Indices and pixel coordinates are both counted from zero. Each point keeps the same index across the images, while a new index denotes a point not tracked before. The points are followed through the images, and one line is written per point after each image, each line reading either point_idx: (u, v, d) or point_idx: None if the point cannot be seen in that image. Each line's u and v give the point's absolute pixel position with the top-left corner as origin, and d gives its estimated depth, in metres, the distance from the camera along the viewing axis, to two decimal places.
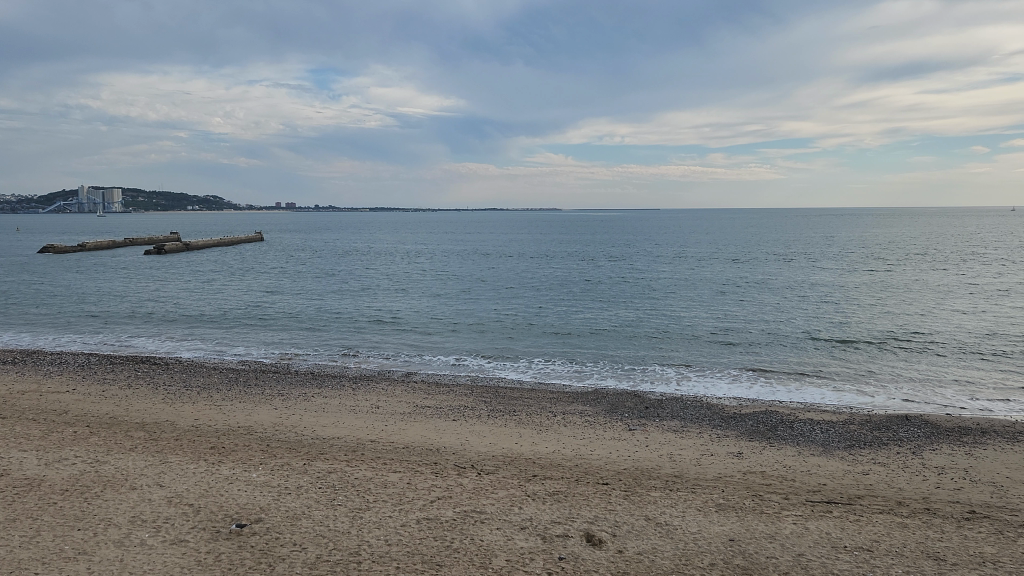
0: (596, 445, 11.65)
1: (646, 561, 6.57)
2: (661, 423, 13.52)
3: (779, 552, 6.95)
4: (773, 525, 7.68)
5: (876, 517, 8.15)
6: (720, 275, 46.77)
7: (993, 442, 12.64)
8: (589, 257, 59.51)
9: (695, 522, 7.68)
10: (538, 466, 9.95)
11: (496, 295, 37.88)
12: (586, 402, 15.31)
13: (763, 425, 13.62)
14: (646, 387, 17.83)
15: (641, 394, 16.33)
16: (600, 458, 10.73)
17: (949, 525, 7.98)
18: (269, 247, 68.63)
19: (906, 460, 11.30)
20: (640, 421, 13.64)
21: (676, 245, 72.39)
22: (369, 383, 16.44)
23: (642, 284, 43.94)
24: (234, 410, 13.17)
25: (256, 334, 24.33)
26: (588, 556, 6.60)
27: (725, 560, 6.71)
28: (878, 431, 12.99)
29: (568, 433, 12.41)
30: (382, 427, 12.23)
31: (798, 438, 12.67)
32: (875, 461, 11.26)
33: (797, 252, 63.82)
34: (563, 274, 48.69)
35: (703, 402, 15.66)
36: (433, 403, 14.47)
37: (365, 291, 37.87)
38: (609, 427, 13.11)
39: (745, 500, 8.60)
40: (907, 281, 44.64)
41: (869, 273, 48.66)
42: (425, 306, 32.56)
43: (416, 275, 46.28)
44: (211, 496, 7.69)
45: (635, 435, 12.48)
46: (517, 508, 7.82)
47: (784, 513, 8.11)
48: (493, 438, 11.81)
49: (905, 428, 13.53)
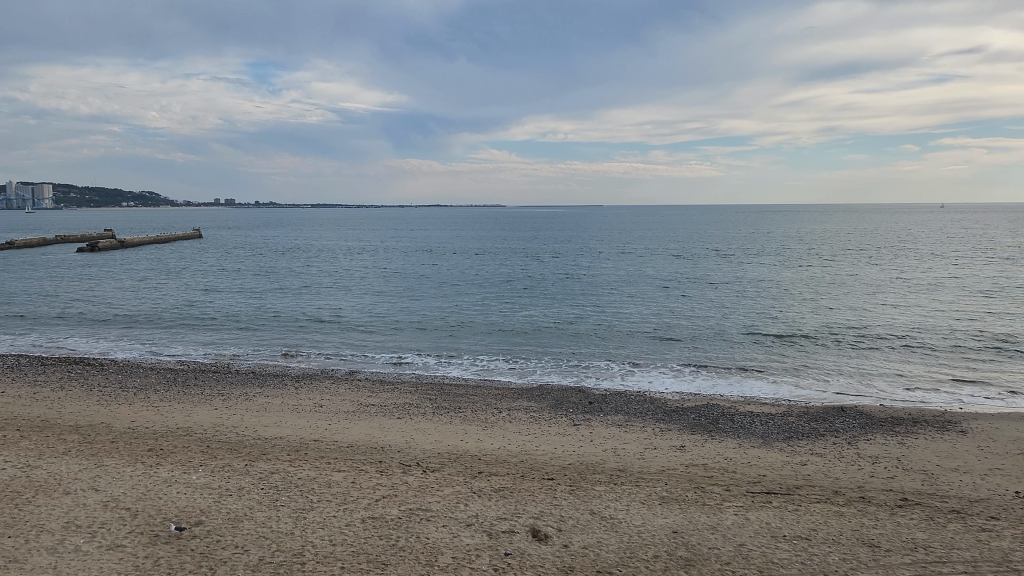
0: (541, 440, 11.65)
1: (591, 555, 6.59)
2: (605, 418, 13.60)
3: (722, 542, 7.02)
4: (715, 516, 7.76)
5: (814, 506, 8.30)
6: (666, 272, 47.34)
7: (925, 431, 13.03)
8: (536, 254, 59.64)
9: (639, 514, 7.72)
10: (483, 462, 9.90)
11: (444, 292, 37.73)
12: (532, 398, 15.32)
13: (705, 418, 13.81)
14: (591, 382, 17.93)
15: (586, 390, 16.43)
16: (545, 453, 10.72)
17: (883, 512, 8.17)
18: (212, 244, 67.23)
19: (842, 450, 11.56)
20: (585, 416, 13.71)
21: (623, 241, 72.93)
22: (312, 382, 16.19)
23: (589, 280, 44.22)
24: (173, 411, 12.84)
25: (197, 333, 23.78)
26: (534, 552, 6.59)
27: (669, 552, 6.74)
28: (815, 423, 13.27)
29: (512, 429, 12.37)
30: (325, 426, 12.03)
31: (739, 430, 12.88)
32: (813, 451, 11.46)
33: (740, 248, 64.80)
34: (512, 271, 48.75)
35: (647, 397, 15.81)
36: (377, 401, 14.33)
37: (311, 289, 37.35)
38: (554, 422, 13.13)
39: (688, 492, 8.69)
40: (846, 277, 45.76)
41: (810, 269, 49.76)
42: (371, 304, 32.27)
43: (363, 272, 45.84)
44: (148, 499, 7.45)
45: (580, 430, 12.53)
46: (463, 505, 7.75)
47: (727, 504, 8.20)
48: (438, 435, 11.73)
49: (842, 419, 13.86)
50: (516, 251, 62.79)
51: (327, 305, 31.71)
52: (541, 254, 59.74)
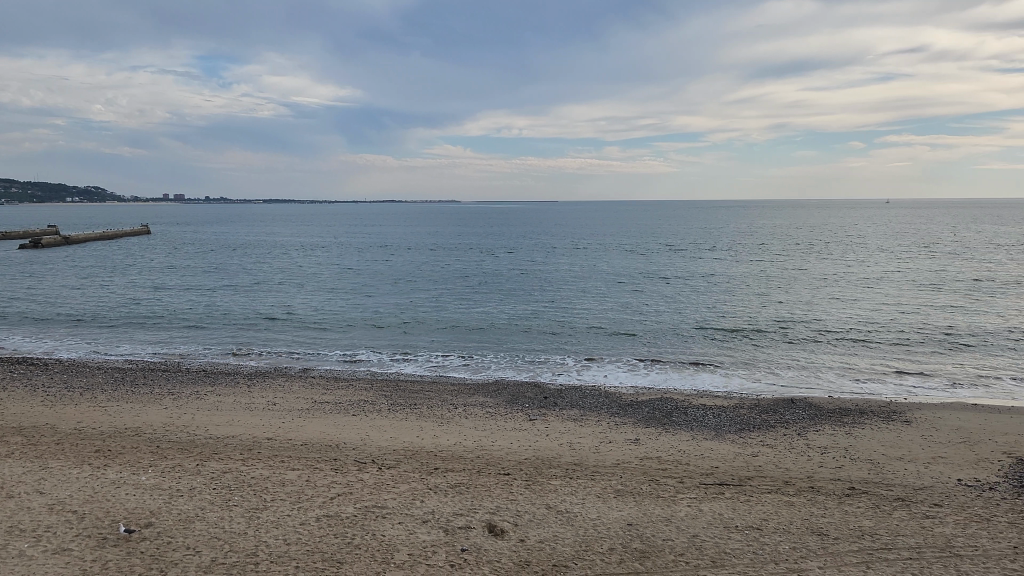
0: (497, 435, 11.65)
1: (548, 549, 6.62)
2: (561, 412, 13.66)
3: (675, 534, 7.08)
4: (669, 508, 7.83)
5: (765, 497, 8.43)
6: (621, 268, 47.74)
7: (871, 421, 13.34)
8: (493, 250, 59.62)
9: (594, 508, 7.76)
10: (439, 458, 9.86)
11: (400, 288, 37.50)
12: (487, 393, 15.32)
13: (658, 411, 13.95)
14: (546, 377, 18.00)
15: (541, 385, 16.48)
16: (500, 449, 10.72)
17: (831, 501, 8.33)
18: (162, 240, 65.86)
19: (792, 441, 11.77)
20: (540, 411, 13.75)
21: (578, 237, 73.30)
22: (265, 380, 15.97)
23: (546, 276, 44.38)
24: (121, 411, 12.55)
25: (146, 332, 23.28)
26: (491, 547, 6.59)
27: (623, 544, 6.78)
28: (765, 415, 13.51)
29: (468, 425, 12.35)
30: (278, 424, 11.88)
31: (692, 423, 13.04)
32: (764, 442, 11.66)
33: (694, 244, 65.64)
34: (468, 267, 48.68)
35: (601, 391, 15.92)
36: (332, 398, 14.19)
37: (264, 286, 36.82)
38: (509, 417, 13.14)
39: (643, 484, 8.77)
40: (796, 272, 46.68)
41: (762, 264, 50.62)
42: (326, 301, 31.94)
43: (318, 268, 45.35)
44: (96, 501, 7.28)
45: (536, 425, 12.57)
46: (419, 502, 7.70)
47: (680, 496, 8.28)
48: (393, 432, 11.66)
49: (791, 411, 14.13)
50: (473, 248, 62.70)
51: (281, 302, 31.29)
52: (499, 250, 59.72)
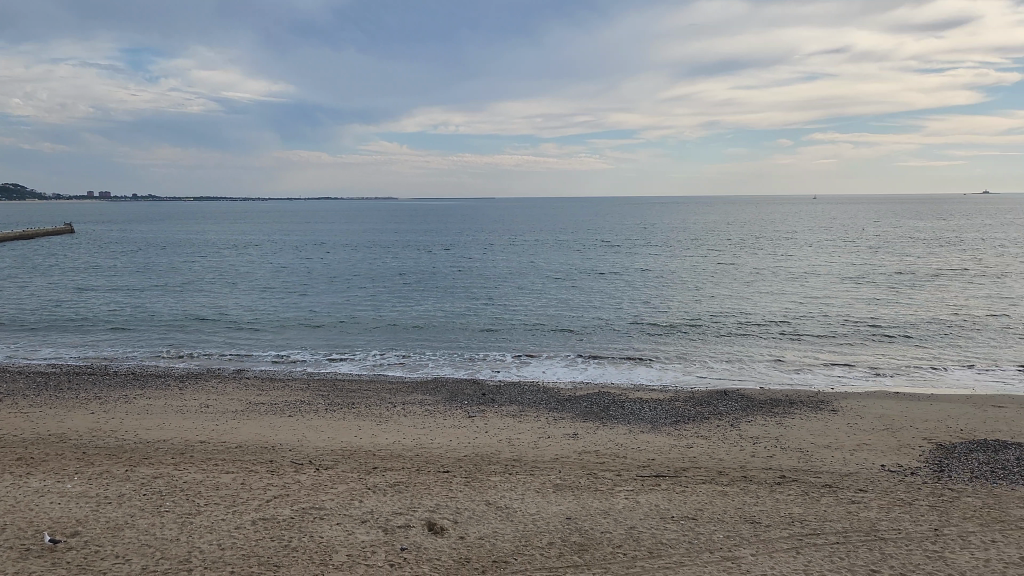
0: (436, 433, 11.61)
1: (487, 546, 6.62)
2: (499, 408, 13.70)
3: (613, 527, 7.12)
4: (607, 501, 7.91)
5: (700, 487, 8.60)
6: (559, 264, 48.14)
7: (801, 411, 13.75)
8: (431, 247, 59.41)
9: (533, 503, 7.79)
10: (378, 457, 9.78)
11: (337, 287, 37.07)
12: (426, 391, 15.27)
13: (596, 405, 14.11)
14: (485, 374, 18.03)
15: (480, 381, 16.51)
16: (440, 446, 10.68)
17: (763, 490, 8.41)
18: (87, 239, 63.69)
19: (725, 432, 12.03)
20: (479, 408, 13.76)
21: (517, 234, 73.58)
22: (198, 382, 15.62)
23: (485, 273, 44.44)
24: (45, 417, 12.13)
25: (72, 335, 22.52)
26: (430, 545, 6.58)
27: (562, 539, 6.82)
28: (700, 407, 13.79)
29: (407, 423, 12.29)
30: (211, 427, 11.62)
31: (628, 416, 13.23)
32: (699, 433, 11.89)
33: (631, 240, 66.57)
34: (407, 264, 48.42)
35: (540, 386, 16.03)
36: (267, 399, 13.97)
37: (196, 286, 35.96)
38: (448, 414, 13.12)
39: (581, 478, 8.85)
40: (730, 266, 47.74)
41: (696, 260, 51.65)
42: (261, 301, 31.38)
43: (253, 267, 44.50)
44: (18, 511, 7.02)
45: (475, 422, 12.58)
46: (357, 502, 7.62)
47: (618, 489, 8.38)
48: (331, 431, 11.53)
49: (725, 402, 14.46)
50: (411, 245, 62.28)
51: (214, 302, 30.61)
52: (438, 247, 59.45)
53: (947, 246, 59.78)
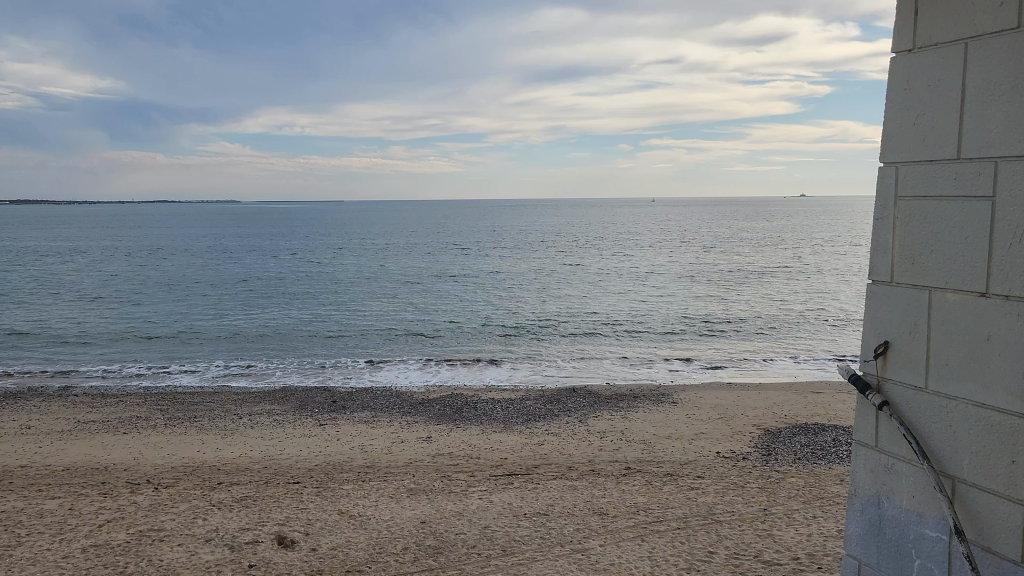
0: (286, 443, 11.31)
1: (340, 556, 6.37)
2: (351, 415, 13.51)
3: (467, 527, 7.12)
4: (461, 502, 7.95)
5: (550, 483, 8.85)
6: (412, 269, 48.01)
7: (643, 405, 14.44)
8: (279, 252, 57.60)
9: (387, 509, 7.71)
10: (223, 472, 9.41)
11: (177, 296, 35.24)
12: (274, 400, 14.82)
13: (449, 408, 14.22)
14: (337, 380, 17.72)
15: (331, 388, 16.21)
16: (290, 456, 10.40)
17: (610, 482, 8.88)
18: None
19: (574, 428, 12.44)
20: (330, 416, 13.52)
21: (368, 238, 72.63)
22: (18, 402, 14.42)
23: (337, 277, 43.60)
24: None
25: None
26: (280, 560, 6.28)
27: (417, 543, 6.69)
28: (549, 405, 14.19)
29: (254, 435, 11.89)
30: (34, 450, 10.76)
31: (481, 417, 13.42)
32: (548, 431, 12.24)
33: (483, 242, 67.31)
34: (253, 270, 46.73)
35: (392, 391, 15.94)
36: (99, 417, 13.11)
37: (15, 297, 33.11)
38: (298, 424, 12.80)
39: (435, 482, 8.89)
40: (578, 268, 49.30)
41: (546, 261, 52.98)
42: (91, 312, 29.35)
43: (81, 275, 41.51)
44: None
45: (326, 430, 12.34)
46: (201, 520, 7.27)
47: (471, 490, 8.47)
48: (171, 448, 10.98)
49: (573, 399, 14.96)
50: (258, 249, 60.08)
51: (37, 314, 28.32)
52: (286, 250, 57.59)
53: (775, 245, 64.46)
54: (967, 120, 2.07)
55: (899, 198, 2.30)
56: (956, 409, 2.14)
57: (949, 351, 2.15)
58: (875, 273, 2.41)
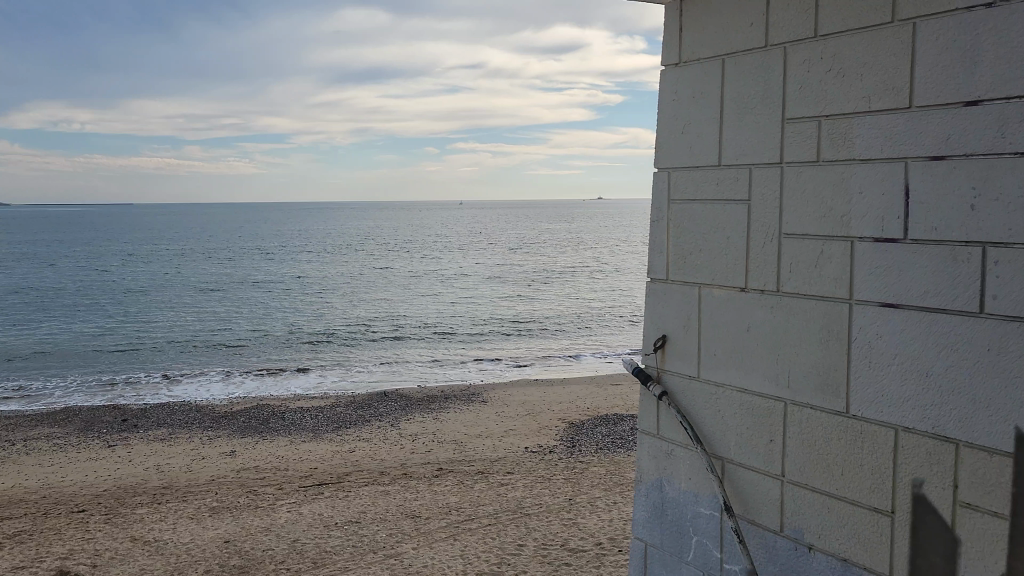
0: (67, 469, 10.34)
1: None
2: (143, 435, 12.55)
3: (274, 542, 6.85)
4: (267, 517, 7.63)
5: (363, 490, 8.70)
6: (212, 275, 45.55)
7: (455, 405, 14.61)
8: (59, 259, 52.55)
9: (186, 531, 7.24)
10: None
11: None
12: (52, 423, 13.47)
13: (254, 419, 13.60)
14: (127, 395, 16.44)
15: (120, 406, 15.02)
16: (72, 484, 9.46)
17: (423, 484, 8.88)
18: None
19: (385, 433, 12.35)
20: (119, 436, 12.47)
21: (163, 243, 68.02)
22: None
23: (126, 286, 40.40)
24: None
25: None
26: None
27: (219, 564, 6.35)
28: (359, 411, 14.00)
29: (29, 463, 10.77)
30: None
31: (288, 427, 12.95)
32: (360, 437, 12.06)
33: (289, 246, 65.05)
34: (26, 279, 42.30)
35: (189, 405, 15.01)
36: None
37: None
38: (82, 447, 11.69)
39: (239, 498, 8.44)
40: (389, 271, 48.99)
41: (356, 265, 52.19)
42: None
43: None
44: None
45: (114, 452, 11.37)
46: None
47: (278, 504, 8.15)
48: None
49: (385, 404, 14.86)
50: (33, 260, 54.35)
51: None
52: (66, 258, 52.65)
53: (580, 247, 67.39)
54: (727, 129, 2.65)
55: (673, 201, 2.89)
56: (725, 394, 2.71)
57: (717, 343, 2.74)
58: (654, 271, 3.00)
